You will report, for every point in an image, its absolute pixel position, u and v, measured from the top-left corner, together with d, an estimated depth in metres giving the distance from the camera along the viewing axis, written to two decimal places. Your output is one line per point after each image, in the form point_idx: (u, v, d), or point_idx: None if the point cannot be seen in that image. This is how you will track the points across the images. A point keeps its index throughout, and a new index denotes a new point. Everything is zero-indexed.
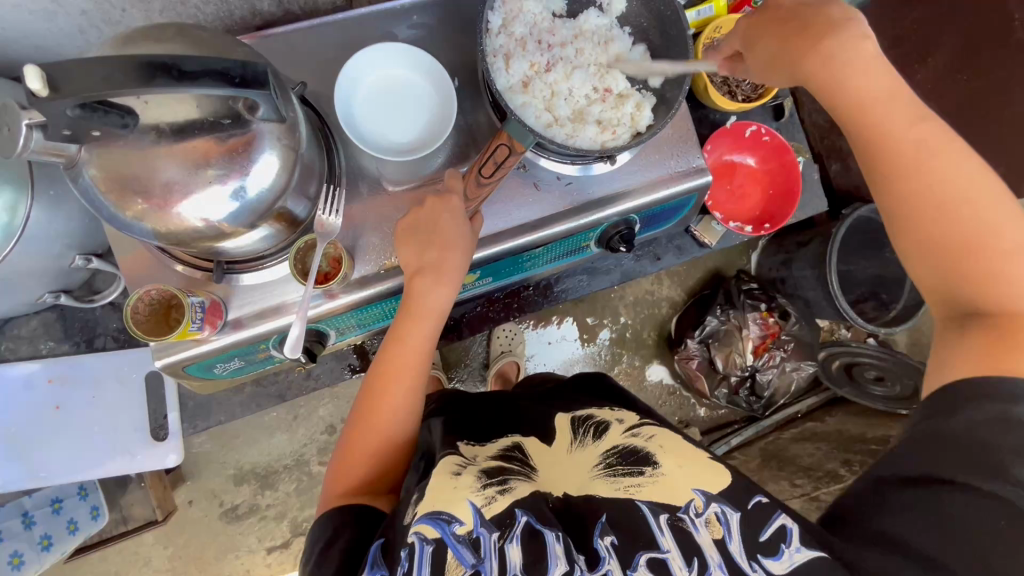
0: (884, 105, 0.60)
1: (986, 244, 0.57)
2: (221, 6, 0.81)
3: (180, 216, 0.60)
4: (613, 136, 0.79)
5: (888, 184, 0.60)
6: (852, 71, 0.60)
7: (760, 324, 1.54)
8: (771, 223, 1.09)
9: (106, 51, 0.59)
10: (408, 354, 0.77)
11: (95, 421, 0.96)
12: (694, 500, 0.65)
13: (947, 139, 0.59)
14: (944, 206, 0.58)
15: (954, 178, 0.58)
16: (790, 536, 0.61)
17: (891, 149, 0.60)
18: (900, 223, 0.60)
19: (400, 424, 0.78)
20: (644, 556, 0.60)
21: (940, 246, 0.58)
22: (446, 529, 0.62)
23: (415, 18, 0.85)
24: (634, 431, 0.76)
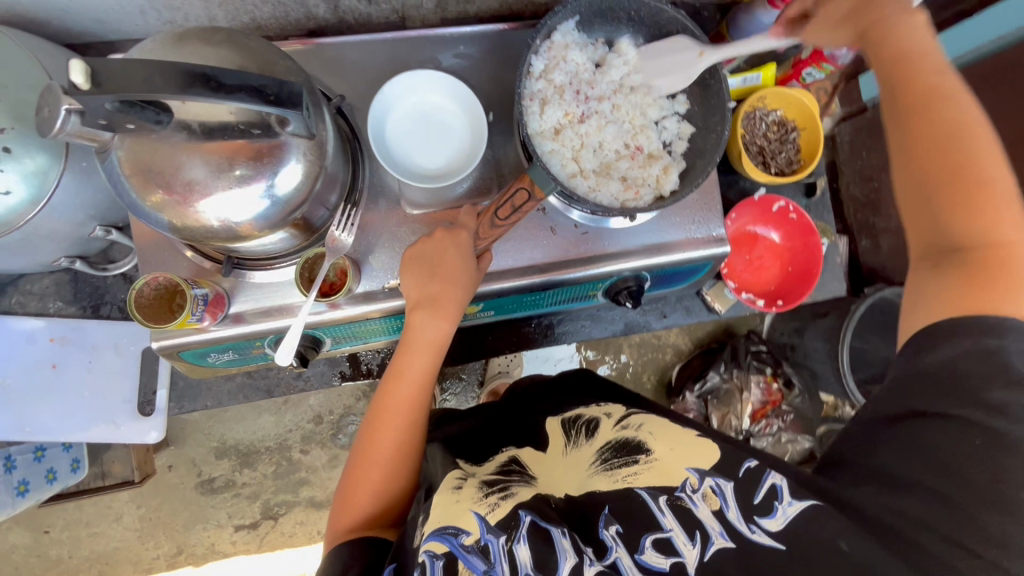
0: (914, 48, 0.64)
1: (971, 180, 0.59)
2: (278, 7, 0.85)
3: (198, 213, 0.61)
4: (636, 196, 0.78)
5: (895, 118, 0.64)
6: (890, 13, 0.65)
7: (763, 388, 1.52)
8: (783, 301, 1.08)
9: (158, 45, 0.61)
10: (409, 389, 0.77)
11: (88, 386, 0.98)
12: (688, 478, 0.65)
13: (961, 88, 0.62)
14: (945, 141, 0.61)
15: (958, 120, 0.61)
16: (781, 493, 0.63)
17: (908, 87, 0.63)
18: (900, 157, 0.64)
19: (401, 458, 0.77)
20: (649, 538, 0.61)
21: (935, 167, 0.61)
22: (453, 542, 0.61)
23: (462, 48, 0.86)
24: (623, 423, 0.76)
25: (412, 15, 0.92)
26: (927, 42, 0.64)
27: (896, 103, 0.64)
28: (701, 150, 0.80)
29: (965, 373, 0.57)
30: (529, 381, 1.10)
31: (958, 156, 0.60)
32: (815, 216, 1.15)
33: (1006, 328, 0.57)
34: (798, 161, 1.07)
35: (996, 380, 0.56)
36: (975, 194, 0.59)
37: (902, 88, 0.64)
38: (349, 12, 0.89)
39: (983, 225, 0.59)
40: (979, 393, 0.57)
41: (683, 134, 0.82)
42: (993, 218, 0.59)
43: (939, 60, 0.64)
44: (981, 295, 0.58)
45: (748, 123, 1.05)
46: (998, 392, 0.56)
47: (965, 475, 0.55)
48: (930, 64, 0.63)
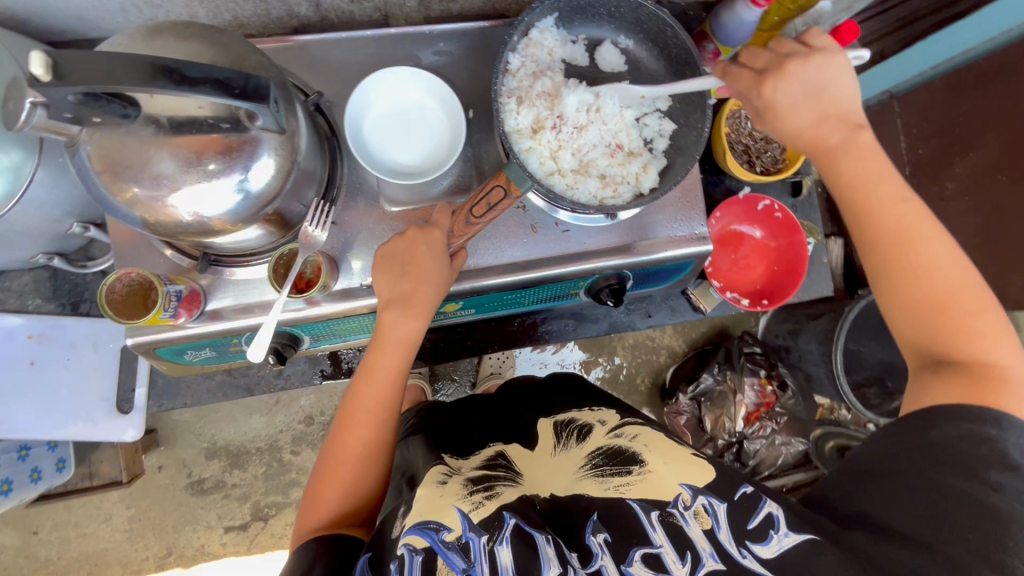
0: (873, 184, 0.66)
1: (956, 305, 0.63)
2: (260, 5, 0.85)
3: (170, 208, 0.61)
4: (615, 193, 0.79)
5: (872, 249, 0.66)
6: (850, 150, 0.66)
7: (757, 391, 1.51)
8: (769, 300, 1.07)
9: (129, 39, 0.61)
10: (381, 386, 0.77)
11: (65, 384, 0.98)
12: (681, 495, 0.64)
13: (925, 214, 0.65)
14: (922, 272, 0.64)
15: (929, 250, 0.64)
16: (778, 523, 0.61)
17: (878, 224, 0.65)
18: (883, 286, 0.66)
19: (372, 455, 0.77)
20: (638, 552, 0.60)
21: (918, 303, 0.64)
22: (434, 538, 0.61)
23: (442, 45, 0.86)
24: (618, 432, 0.76)
25: (395, 14, 0.93)
26: (881, 184, 0.66)
27: (869, 238, 0.66)
28: (681, 147, 0.80)
29: (961, 452, 0.58)
30: (523, 381, 1.09)
31: (937, 287, 0.63)
32: (802, 216, 1.15)
33: (1003, 419, 0.58)
34: (784, 159, 1.07)
35: (990, 462, 0.57)
36: (960, 320, 0.62)
37: (874, 229, 0.66)
38: (331, 10, 0.89)
39: (977, 346, 0.61)
40: (980, 471, 0.57)
41: (665, 131, 0.82)
42: (984, 338, 0.62)
43: (901, 189, 0.65)
44: (984, 394, 0.60)
45: (732, 122, 1.04)
46: (995, 472, 0.57)
47: (965, 539, 0.55)
48: (894, 201, 0.65)
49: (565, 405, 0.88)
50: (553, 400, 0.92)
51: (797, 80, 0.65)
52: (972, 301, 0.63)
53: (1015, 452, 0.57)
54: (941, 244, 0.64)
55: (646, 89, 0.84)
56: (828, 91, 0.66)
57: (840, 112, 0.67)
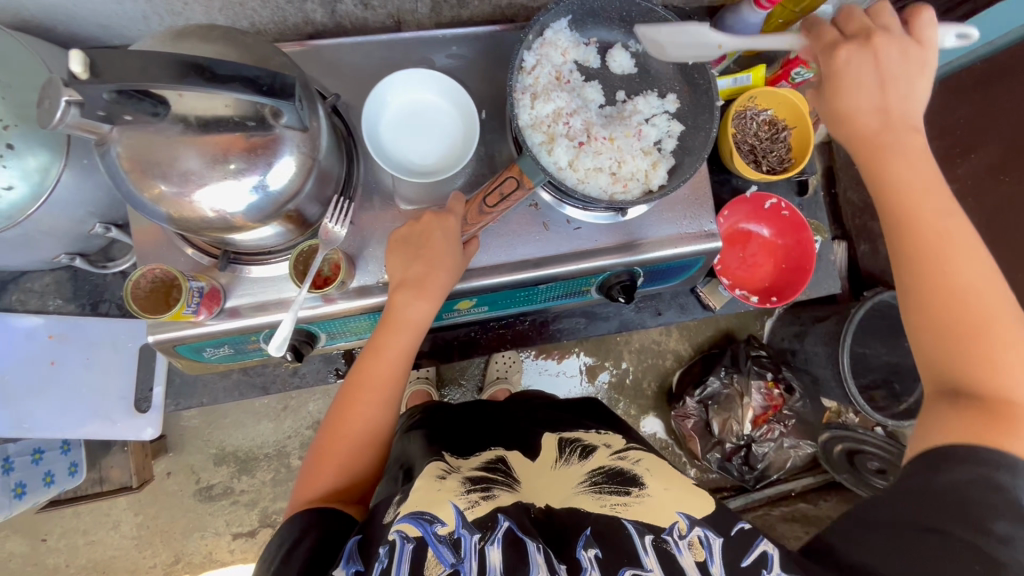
0: (919, 194, 0.65)
1: (988, 333, 0.60)
2: (278, 11, 0.88)
3: (194, 204, 0.63)
4: (624, 189, 0.81)
5: (908, 261, 0.65)
6: (904, 156, 0.66)
7: (764, 393, 1.52)
8: (778, 297, 1.08)
9: (156, 41, 0.63)
10: (387, 366, 0.77)
11: (86, 383, 0.99)
12: (677, 523, 0.66)
13: (969, 236, 0.63)
14: (956, 292, 0.62)
15: (968, 272, 0.62)
16: (772, 563, 0.61)
17: (918, 234, 0.64)
18: (912, 299, 0.64)
19: (371, 435, 0.77)
20: (628, 571, 0.60)
21: (947, 324, 0.62)
22: (428, 529, 0.62)
23: (454, 49, 0.88)
24: (621, 455, 0.79)
25: (407, 20, 0.95)
26: (928, 194, 0.65)
27: (903, 249, 0.65)
28: (689, 148, 0.82)
29: (970, 497, 0.56)
30: (540, 398, 1.08)
31: (967, 309, 0.61)
32: (807, 215, 1.17)
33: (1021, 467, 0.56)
34: (790, 159, 1.09)
35: (1003, 512, 0.55)
36: (990, 348, 0.60)
37: (910, 234, 0.65)
38: (346, 16, 0.92)
39: (1004, 377, 0.59)
40: (984, 521, 0.55)
41: (673, 131, 0.84)
42: (1013, 372, 0.59)
43: (948, 205, 0.65)
44: (1000, 425, 0.57)
45: (738, 123, 1.07)
46: (1001, 523, 0.54)
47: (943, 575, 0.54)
48: (936, 214, 0.64)
49: (570, 425, 0.89)
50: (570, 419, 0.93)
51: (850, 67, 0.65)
52: (1006, 333, 0.60)
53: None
54: (979, 268, 0.62)
55: (657, 90, 0.86)
56: (898, 88, 0.66)
57: (902, 112, 0.67)
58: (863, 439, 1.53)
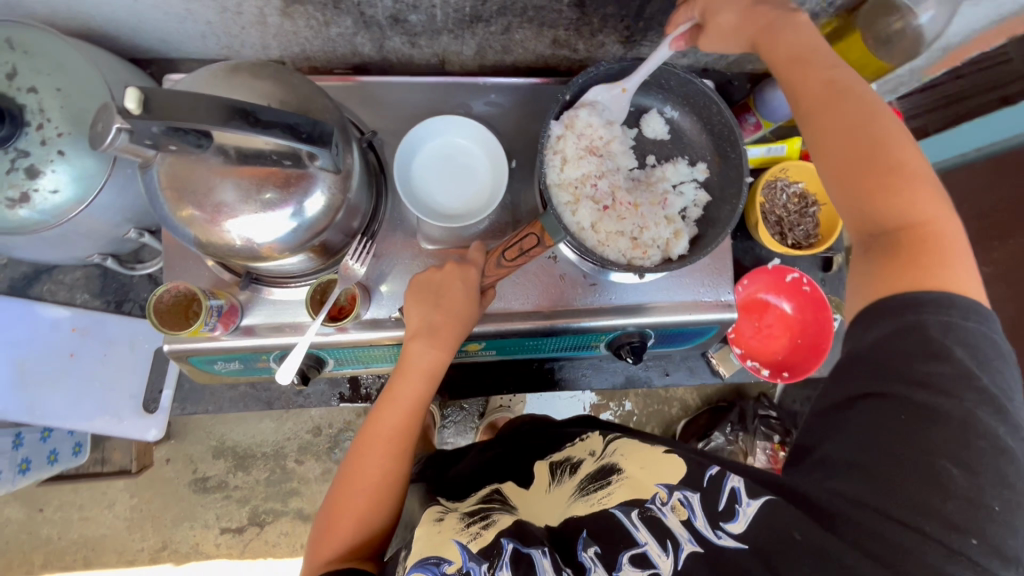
0: (805, 53, 0.69)
1: (887, 164, 0.62)
2: (328, 42, 0.91)
3: (223, 232, 0.65)
4: (643, 255, 0.81)
5: (806, 117, 0.68)
6: (784, 25, 0.71)
7: (768, 454, 1.50)
8: (789, 373, 1.06)
9: (211, 74, 0.66)
10: (399, 415, 0.77)
11: (100, 379, 1.02)
12: (657, 492, 0.68)
13: (855, 80, 0.67)
14: (853, 133, 0.64)
15: (859, 112, 0.64)
16: (739, 496, 0.64)
17: (807, 91, 0.68)
18: (818, 154, 0.67)
19: (385, 487, 0.76)
20: (626, 555, 0.63)
21: (849, 167, 0.64)
22: (435, 572, 0.61)
23: (493, 96, 0.90)
24: (598, 453, 0.80)
25: (451, 59, 0.98)
26: (812, 52, 0.69)
27: (801, 104, 0.68)
28: (713, 220, 0.83)
29: (893, 352, 0.57)
30: (530, 421, 1.07)
31: (864, 147, 0.63)
32: (829, 291, 1.15)
33: (943, 304, 0.58)
34: (817, 235, 1.07)
35: (916, 353, 0.56)
36: (890, 179, 0.62)
37: (806, 87, 0.68)
38: (393, 52, 0.94)
39: (904, 205, 0.61)
40: (906, 369, 0.56)
41: (699, 202, 0.85)
42: (911, 197, 0.61)
43: (830, 59, 0.69)
44: (910, 259, 0.60)
45: (768, 192, 1.06)
46: (921, 364, 0.56)
47: (892, 453, 0.55)
48: (823, 68, 0.68)
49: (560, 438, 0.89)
50: (556, 433, 0.91)
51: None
52: (903, 160, 0.62)
53: (937, 333, 0.56)
54: (871, 105, 0.65)
55: (688, 160, 0.87)
56: None
57: None
58: None
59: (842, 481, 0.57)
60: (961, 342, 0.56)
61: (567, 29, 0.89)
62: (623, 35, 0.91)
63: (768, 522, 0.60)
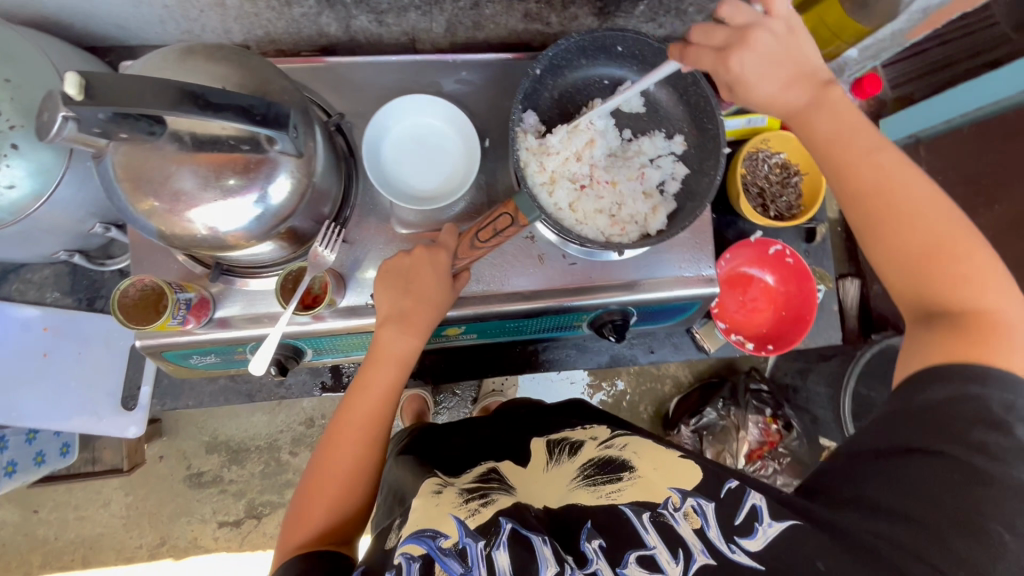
0: (845, 134, 0.64)
1: (946, 253, 0.60)
2: (292, 24, 0.88)
3: (187, 222, 0.63)
4: (622, 232, 0.80)
5: (854, 204, 0.64)
6: (821, 102, 0.64)
7: (761, 428, 1.49)
8: (774, 345, 1.06)
9: (163, 58, 0.63)
10: (372, 403, 0.76)
11: (74, 377, 1.00)
12: (671, 496, 0.65)
13: (902, 164, 0.63)
14: (904, 221, 0.61)
15: (910, 202, 0.61)
16: (762, 514, 0.62)
17: (854, 180, 0.63)
18: (871, 241, 0.64)
19: (357, 473, 0.75)
20: (633, 554, 0.60)
21: (907, 257, 0.62)
22: (431, 545, 0.61)
23: (464, 74, 0.88)
24: (608, 444, 0.78)
25: (422, 38, 0.95)
26: (852, 135, 0.64)
27: (849, 192, 0.64)
28: (692, 192, 0.81)
29: (948, 413, 0.58)
30: (523, 404, 1.08)
31: (921, 242, 0.61)
32: (813, 262, 1.14)
33: (996, 377, 0.57)
34: (800, 206, 1.07)
35: (975, 420, 0.57)
36: (947, 266, 0.60)
37: (850, 173, 0.64)
38: (360, 32, 0.92)
39: (966, 295, 0.60)
40: (961, 432, 0.57)
41: (677, 174, 0.83)
42: (973, 282, 0.60)
43: (873, 140, 0.64)
44: (975, 344, 0.59)
45: (748, 164, 1.05)
46: (979, 432, 0.56)
47: (934, 503, 0.55)
48: (868, 151, 0.63)
49: (557, 425, 0.89)
50: (544, 420, 0.92)
51: (760, 50, 0.63)
52: (959, 245, 0.61)
53: (998, 408, 0.56)
54: (921, 193, 0.62)
55: (665, 131, 0.85)
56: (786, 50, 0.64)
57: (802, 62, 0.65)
58: None
59: (879, 522, 0.57)
60: (1023, 421, 0.56)
61: (538, 2, 0.87)
62: (596, 6, 0.89)
63: (791, 544, 0.58)
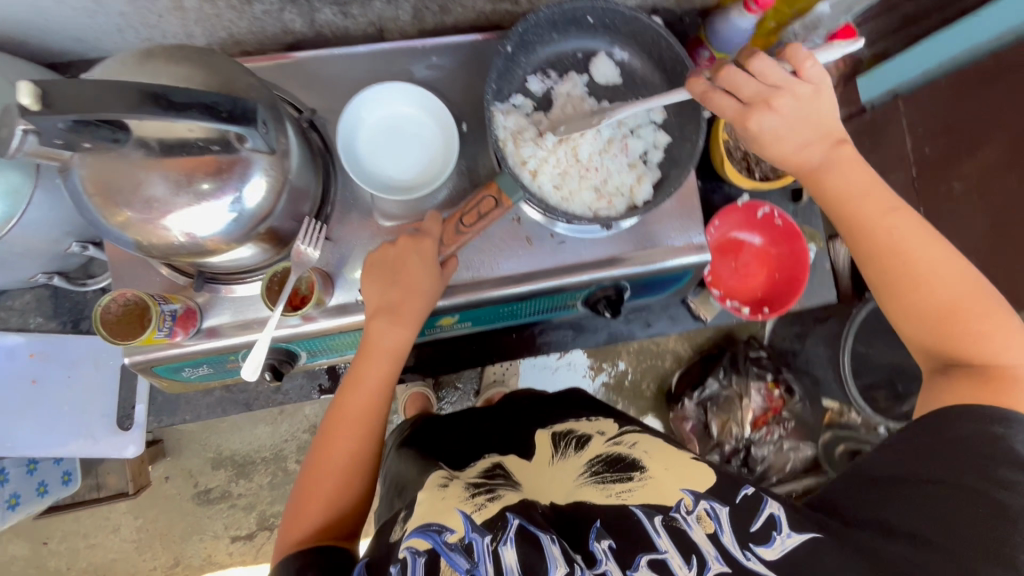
0: (861, 198, 0.67)
1: (959, 309, 0.65)
2: (255, 22, 0.86)
3: (164, 230, 0.61)
4: (608, 205, 0.79)
5: (872, 263, 0.68)
6: (838, 168, 0.67)
7: (763, 395, 1.49)
8: (770, 308, 1.05)
9: (121, 64, 0.61)
10: (365, 397, 0.75)
11: (67, 401, 0.99)
12: (683, 499, 0.66)
13: (917, 227, 0.66)
14: (917, 281, 0.66)
15: (924, 263, 0.65)
16: (780, 524, 0.63)
17: (870, 242, 0.68)
18: (888, 296, 0.68)
19: (355, 466, 0.75)
20: (644, 556, 0.60)
21: (924, 314, 0.66)
22: (437, 539, 0.60)
23: (435, 59, 0.86)
24: (616, 440, 0.77)
25: (389, 27, 0.93)
26: (867, 199, 0.67)
27: (866, 253, 0.68)
28: (676, 160, 0.80)
29: (972, 448, 0.60)
30: (525, 395, 1.07)
31: (938, 300, 0.65)
32: (801, 222, 1.14)
33: (1012, 418, 0.61)
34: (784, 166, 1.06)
35: (1002, 458, 0.59)
36: (961, 322, 0.65)
37: (868, 235, 0.68)
38: (325, 25, 0.89)
39: (985, 347, 0.64)
40: (987, 468, 0.59)
41: (659, 143, 0.82)
42: (989, 338, 0.64)
43: (891, 202, 0.67)
44: (993, 391, 0.62)
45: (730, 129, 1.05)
46: (1003, 469, 0.59)
47: (958, 529, 0.57)
48: (884, 215, 0.67)
49: (561, 417, 0.88)
50: (547, 412, 0.92)
51: (784, 114, 0.63)
52: (972, 302, 0.65)
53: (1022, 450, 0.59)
54: (936, 255, 0.66)
55: (643, 100, 0.84)
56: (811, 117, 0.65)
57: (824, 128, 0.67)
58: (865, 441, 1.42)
59: (902, 545, 0.58)
60: None
61: None
62: None
63: (811, 556, 0.59)
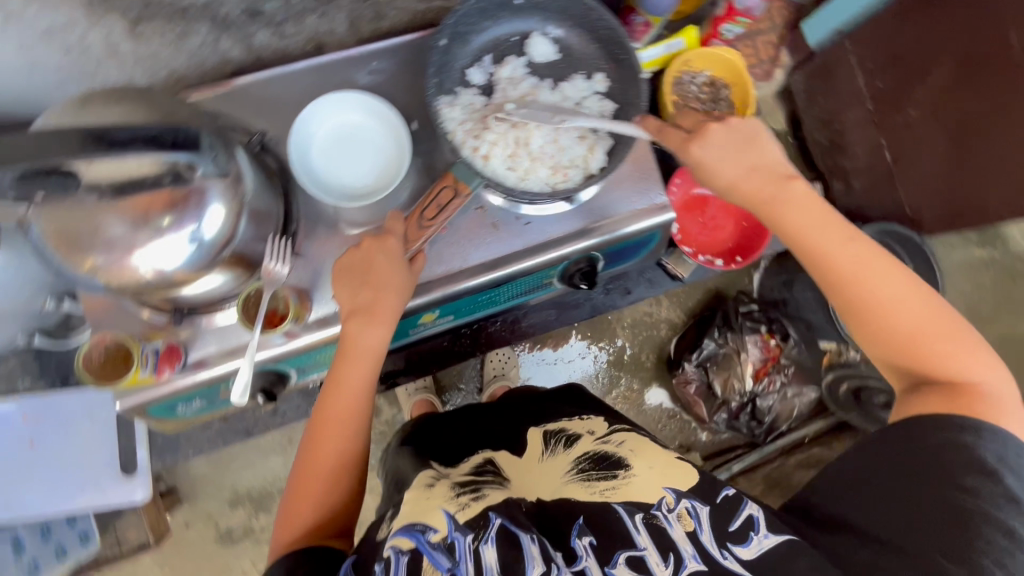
0: (815, 228, 0.69)
1: (924, 331, 0.66)
2: (194, 56, 0.87)
3: (134, 266, 0.62)
4: (565, 178, 0.81)
5: (834, 290, 0.69)
6: (787, 201, 0.70)
7: (760, 346, 1.52)
8: (741, 256, 1.10)
9: (62, 114, 0.62)
10: (346, 399, 0.75)
11: (68, 457, 1.00)
12: (665, 498, 0.68)
13: (875, 255, 0.68)
14: (881, 306, 0.67)
15: (884, 288, 0.67)
16: (757, 525, 0.64)
17: (833, 268, 0.68)
18: (855, 322, 0.69)
19: (345, 464, 0.76)
20: (623, 554, 0.62)
21: (891, 339, 0.67)
22: (420, 538, 0.61)
23: (376, 64, 0.87)
24: (604, 439, 0.78)
25: (328, 41, 0.94)
26: (822, 231, 0.69)
27: (828, 278, 0.69)
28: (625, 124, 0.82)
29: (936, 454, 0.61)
30: (525, 392, 1.09)
31: (900, 325, 0.67)
32: None
33: (981, 428, 0.61)
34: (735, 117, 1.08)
35: (966, 466, 0.60)
36: (927, 345, 0.66)
37: (829, 262, 0.69)
38: (265, 48, 0.90)
39: (951, 366, 0.65)
40: (954, 476, 0.60)
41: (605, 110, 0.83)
42: (955, 358, 0.65)
43: (847, 230, 0.69)
44: (964, 404, 0.63)
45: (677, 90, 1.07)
46: (971, 477, 0.59)
47: (922, 534, 0.58)
48: (843, 243, 0.69)
49: (555, 414, 0.89)
50: (542, 406, 0.93)
51: (718, 141, 0.71)
52: (935, 325, 0.66)
53: (991, 459, 0.60)
54: (895, 280, 0.67)
55: (582, 72, 0.85)
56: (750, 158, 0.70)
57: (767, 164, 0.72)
58: (867, 375, 1.46)
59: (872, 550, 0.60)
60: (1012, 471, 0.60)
61: None
62: None
63: (788, 557, 0.60)
